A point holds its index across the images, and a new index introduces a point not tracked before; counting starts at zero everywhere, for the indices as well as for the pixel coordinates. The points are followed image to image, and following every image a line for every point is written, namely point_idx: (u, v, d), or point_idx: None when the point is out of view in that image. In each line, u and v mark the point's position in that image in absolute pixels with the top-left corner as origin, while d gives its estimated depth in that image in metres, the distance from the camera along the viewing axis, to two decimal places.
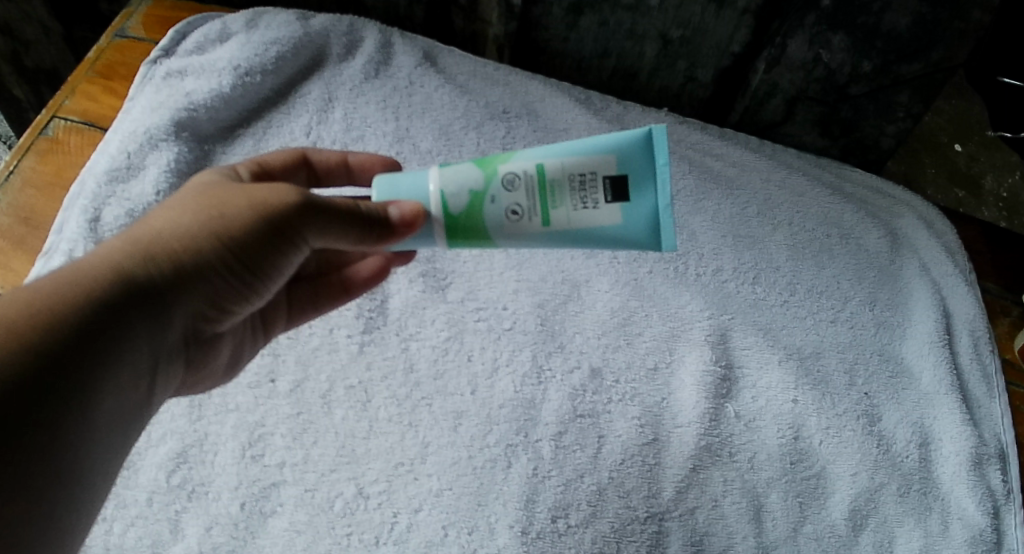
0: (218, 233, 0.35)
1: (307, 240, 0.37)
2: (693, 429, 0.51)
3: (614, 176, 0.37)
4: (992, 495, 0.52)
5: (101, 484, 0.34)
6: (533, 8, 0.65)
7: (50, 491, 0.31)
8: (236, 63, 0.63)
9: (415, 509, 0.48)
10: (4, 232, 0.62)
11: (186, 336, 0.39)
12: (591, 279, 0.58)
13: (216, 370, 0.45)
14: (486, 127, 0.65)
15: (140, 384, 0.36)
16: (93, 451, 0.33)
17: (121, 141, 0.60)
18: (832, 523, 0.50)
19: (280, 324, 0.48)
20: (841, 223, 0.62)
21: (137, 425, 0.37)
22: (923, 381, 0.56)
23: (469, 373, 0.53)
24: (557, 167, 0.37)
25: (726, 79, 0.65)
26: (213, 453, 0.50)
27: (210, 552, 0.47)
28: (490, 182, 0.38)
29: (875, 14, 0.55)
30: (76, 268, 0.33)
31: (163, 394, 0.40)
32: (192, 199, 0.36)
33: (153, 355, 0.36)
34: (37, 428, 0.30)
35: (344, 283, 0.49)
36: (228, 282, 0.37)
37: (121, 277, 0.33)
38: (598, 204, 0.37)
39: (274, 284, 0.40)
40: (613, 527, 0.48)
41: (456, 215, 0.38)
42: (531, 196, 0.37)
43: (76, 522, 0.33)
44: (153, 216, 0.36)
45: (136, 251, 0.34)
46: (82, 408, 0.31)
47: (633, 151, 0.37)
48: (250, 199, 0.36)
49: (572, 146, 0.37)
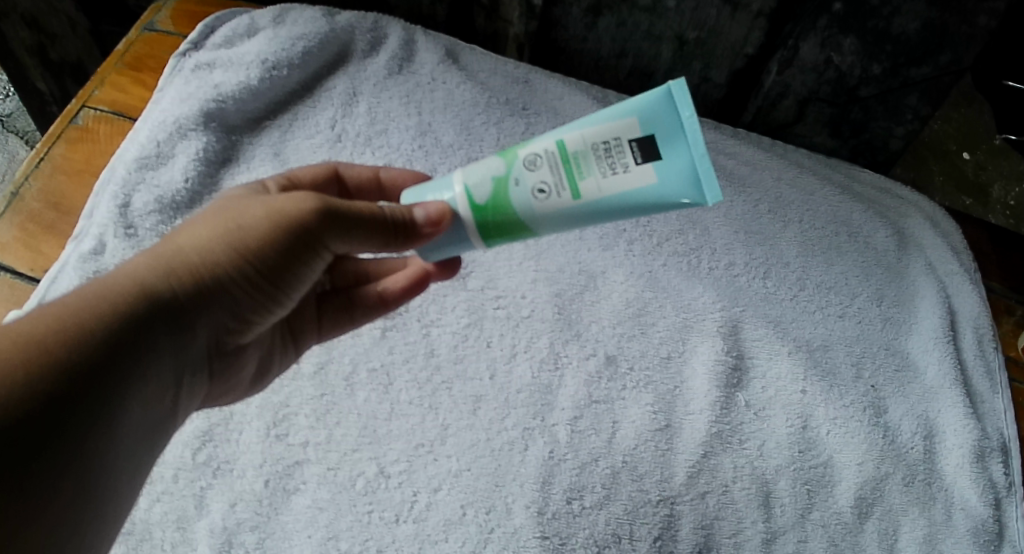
0: (239, 246, 0.37)
1: (327, 246, 0.39)
2: (705, 416, 0.53)
3: (640, 138, 0.36)
4: (994, 487, 0.54)
5: (125, 496, 0.36)
6: (553, 9, 0.67)
7: (77, 501, 0.32)
8: (264, 57, 0.65)
9: (435, 489, 0.49)
10: (35, 217, 0.63)
11: (209, 349, 0.40)
12: (607, 271, 0.59)
13: (242, 382, 0.46)
14: (506, 123, 0.66)
15: (165, 396, 0.37)
16: (119, 461, 0.34)
17: (151, 130, 0.62)
18: (839, 511, 0.52)
19: (312, 337, 0.50)
20: (850, 221, 0.64)
21: (161, 437, 0.38)
22: (928, 375, 0.58)
23: (488, 358, 0.55)
24: (578, 139, 0.36)
25: (739, 80, 0.67)
26: (238, 431, 0.52)
27: (234, 526, 0.48)
28: (512, 167, 0.38)
29: (885, 18, 0.57)
30: (103, 284, 0.34)
31: (187, 406, 0.41)
32: (214, 214, 0.38)
33: (177, 366, 0.37)
34: (65, 440, 0.31)
35: (377, 298, 0.50)
36: (249, 295, 0.38)
37: (145, 292, 0.35)
38: (628, 167, 0.36)
39: (295, 293, 0.41)
40: (626, 509, 0.49)
41: (482, 205, 0.39)
42: (556, 172, 0.37)
43: (100, 529, 0.34)
44: (176, 234, 0.38)
45: (160, 267, 0.36)
46: (108, 421, 0.33)
47: (658, 108, 0.35)
48: (268, 209, 0.37)
49: (592, 117, 0.37)
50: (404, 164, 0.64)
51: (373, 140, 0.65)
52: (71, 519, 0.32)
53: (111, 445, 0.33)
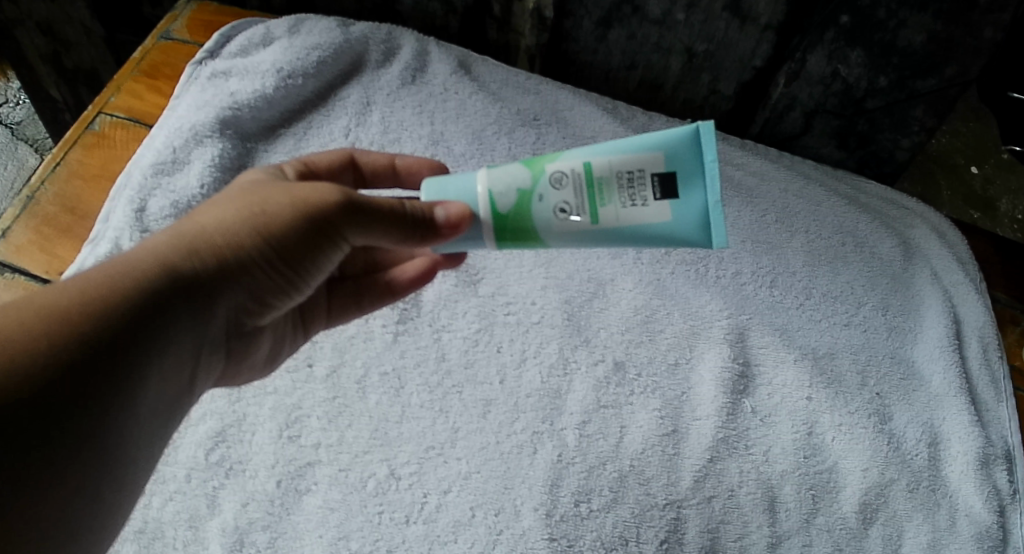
0: (261, 230, 0.37)
1: (347, 238, 0.39)
2: (712, 422, 0.54)
3: (662, 173, 0.38)
4: (998, 493, 0.54)
5: (141, 468, 0.37)
6: (565, 21, 0.68)
7: (92, 470, 0.33)
8: (279, 66, 0.66)
9: (444, 491, 0.50)
10: (50, 220, 0.64)
11: (228, 329, 0.41)
12: (615, 278, 0.60)
13: (256, 364, 0.47)
14: (517, 133, 0.68)
15: (182, 372, 0.38)
16: (135, 435, 0.35)
17: (167, 136, 0.63)
18: (843, 516, 0.52)
19: (319, 323, 0.51)
20: (856, 232, 0.65)
21: (177, 412, 0.39)
22: (933, 383, 0.58)
23: (498, 363, 0.55)
24: (605, 165, 0.38)
25: (747, 93, 0.69)
26: (251, 433, 0.52)
27: (245, 526, 0.49)
28: (538, 181, 0.39)
29: (891, 31, 0.58)
30: (128, 260, 0.35)
31: (203, 383, 0.42)
32: (237, 196, 0.38)
33: (196, 343, 0.38)
34: (88, 409, 0.32)
35: (388, 284, 0.51)
36: (270, 277, 0.39)
37: (168, 269, 0.35)
38: (647, 201, 0.38)
39: (313, 279, 0.41)
40: (633, 512, 0.50)
41: (504, 215, 0.40)
42: (580, 194, 0.38)
43: (116, 500, 0.35)
44: (199, 213, 0.38)
45: (182, 245, 0.36)
46: (128, 394, 0.33)
47: (681, 148, 0.37)
48: (292, 197, 0.38)
49: (620, 143, 0.38)
50: None
51: (386, 149, 0.66)
52: (86, 486, 0.33)
53: (130, 416, 0.34)
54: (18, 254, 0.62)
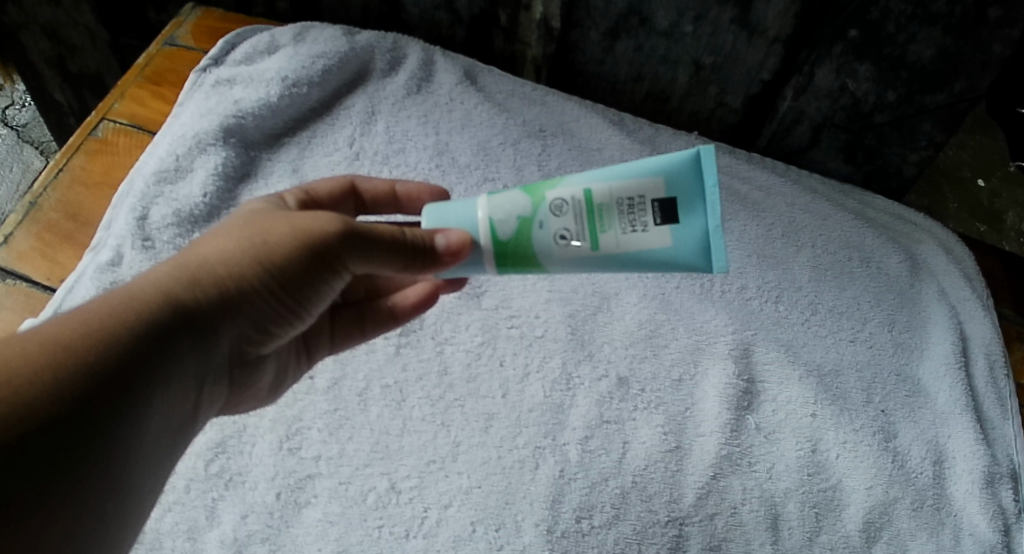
0: (263, 261, 0.37)
1: (348, 266, 0.39)
2: (716, 438, 0.53)
3: (663, 199, 0.37)
4: (1003, 513, 0.53)
5: (146, 499, 0.36)
6: (572, 32, 0.68)
7: (98, 504, 0.32)
8: (285, 74, 0.66)
9: (445, 505, 0.50)
10: (52, 227, 0.64)
11: (231, 358, 0.40)
12: (620, 292, 0.60)
13: (260, 391, 0.47)
14: (523, 144, 0.67)
15: (186, 402, 0.38)
16: (140, 465, 0.35)
17: (170, 144, 0.63)
18: (846, 535, 0.52)
19: (324, 349, 0.50)
20: (863, 246, 0.65)
21: (182, 441, 0.39)
22: (939, 400, 0.58)
23: (501, 378, 0.55)
24: (605, 191, 0.38)
25: (755, 106, 0.68)
26: (251, 444, 0.52)
27: (245, 538, 0.48)
28: (538, 209, 0.39)
29: (900, 45, 0.58)
30: (129, 292, 0.35)
31: (206, 412, 0.41)
32: (238, 227, 0.39)
33: (199, 373, 0.38)
34: (91, 439, 0.31)
35: (390, 310, 0.50)
36: (271, 306, 0.39)
37: (170, 300, 0.35)
38: (647, 226, 0.37)
39: (315, 308, 0.41)
40: (635, 529, 0.50)
41: (505, 242, 0.40)
42: (580, 221, 0.38)
43: (122, 531, 0.35)
44: (201, 245, 0.38)
45: (184, 277, 0.36)
46: (132, 424, 0.33)
47: (682, 173, 0.37)
48: (293, 227, 0.38)
49: (619, 168, 0.38)
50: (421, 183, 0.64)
51: (390, 159, 0.66)
52: (90, 520, 0.32)
53: (135, 446, 0.34)
54: (19, 260, 0.62)
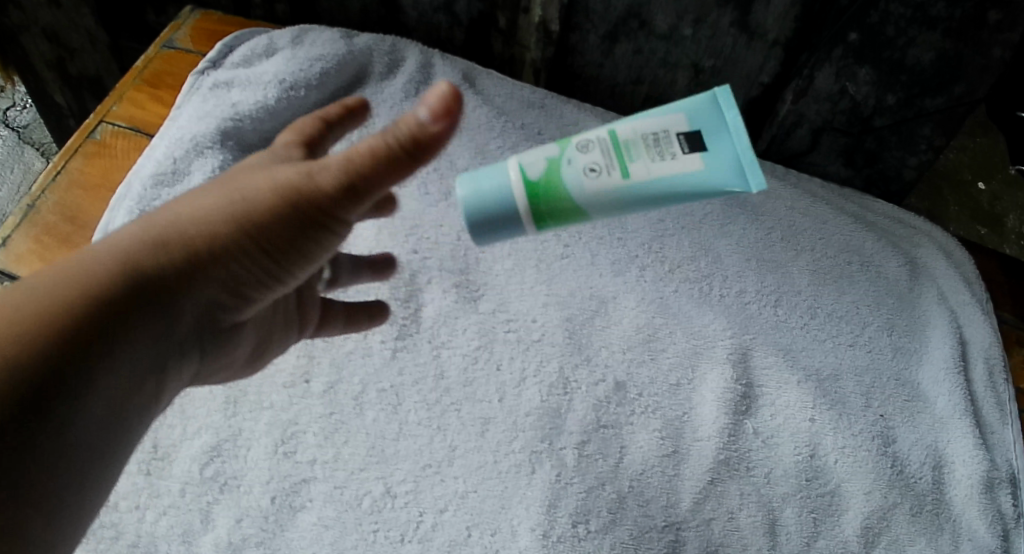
0: (237, 217, 0.36)
1: (344, 221, 0.38)
2: (713, 443, 0.53)
3: (687, 132, 0.38)
4: (1002, 518, 0.53)
5: (119, 459, 0.37)
6: (570, 35, 0.68)
7: (60, 461, 0.33)
8: (282, 77, 0.66)
9: (440, 509, 0.49)
10: (50, 230, 0.64)
11: (213, 321, 0.40)
12: (618, 296, 0.60)
13: (244, 359, 0.47)
14: (521, 148, 0.67)
15: (159, 364, 0.38)
16: (106, 424, 0.35)
17: (167, 148, 0.62)
18: (844, 539, 0.51)
19: (314, 314, 0.51)
20: (863, 250, 0.64)
21: (156, 403, 0.39)
22: (938, 405, 0.57)
23: (497, 382, 0.55)
24: (629, 128, 0.38)
25: (754, 109, 0.68)
26: (246, 448, 0.52)
27: (239, 542, 0.48)
28: (563, 150, 0.38)
29: (900, 49, 0.58)
30: (90, 256, 0.36)
31: (187, 378, 0.42)
32: (219, 186, 0.38)
33: (169, 334, 0.37)
34: (49, 399, 0.32)
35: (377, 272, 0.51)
36: (252, 266, 0.38)
37: (132, 262, 0.35)
38: (676, 155, 0.37)
39: (306, 269, 0.40)
40: (631, 534, 0.49)
41: (535, 182, 0.38)
42: (609, 156, 0.37)
43: (92, 489, 0.35)
44: (179, 205, 0.39)
45: (151, 239, 0.36)
46: (94, 382, 0.34)
47: (701, 106, 0.39)
48: (273, 182, 0.37)
49: (639, 113, 0.39)
50: (419, 186, 0.64)
51: None
52: (54, 478, 0.33)
53: (98, 406, 0.34)
54: (16, 264, 0.62)
